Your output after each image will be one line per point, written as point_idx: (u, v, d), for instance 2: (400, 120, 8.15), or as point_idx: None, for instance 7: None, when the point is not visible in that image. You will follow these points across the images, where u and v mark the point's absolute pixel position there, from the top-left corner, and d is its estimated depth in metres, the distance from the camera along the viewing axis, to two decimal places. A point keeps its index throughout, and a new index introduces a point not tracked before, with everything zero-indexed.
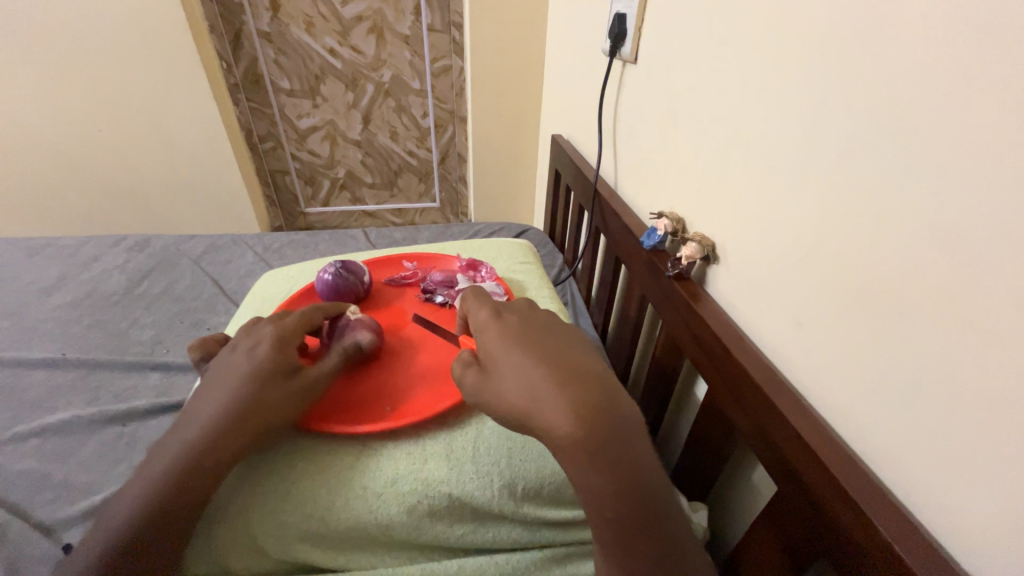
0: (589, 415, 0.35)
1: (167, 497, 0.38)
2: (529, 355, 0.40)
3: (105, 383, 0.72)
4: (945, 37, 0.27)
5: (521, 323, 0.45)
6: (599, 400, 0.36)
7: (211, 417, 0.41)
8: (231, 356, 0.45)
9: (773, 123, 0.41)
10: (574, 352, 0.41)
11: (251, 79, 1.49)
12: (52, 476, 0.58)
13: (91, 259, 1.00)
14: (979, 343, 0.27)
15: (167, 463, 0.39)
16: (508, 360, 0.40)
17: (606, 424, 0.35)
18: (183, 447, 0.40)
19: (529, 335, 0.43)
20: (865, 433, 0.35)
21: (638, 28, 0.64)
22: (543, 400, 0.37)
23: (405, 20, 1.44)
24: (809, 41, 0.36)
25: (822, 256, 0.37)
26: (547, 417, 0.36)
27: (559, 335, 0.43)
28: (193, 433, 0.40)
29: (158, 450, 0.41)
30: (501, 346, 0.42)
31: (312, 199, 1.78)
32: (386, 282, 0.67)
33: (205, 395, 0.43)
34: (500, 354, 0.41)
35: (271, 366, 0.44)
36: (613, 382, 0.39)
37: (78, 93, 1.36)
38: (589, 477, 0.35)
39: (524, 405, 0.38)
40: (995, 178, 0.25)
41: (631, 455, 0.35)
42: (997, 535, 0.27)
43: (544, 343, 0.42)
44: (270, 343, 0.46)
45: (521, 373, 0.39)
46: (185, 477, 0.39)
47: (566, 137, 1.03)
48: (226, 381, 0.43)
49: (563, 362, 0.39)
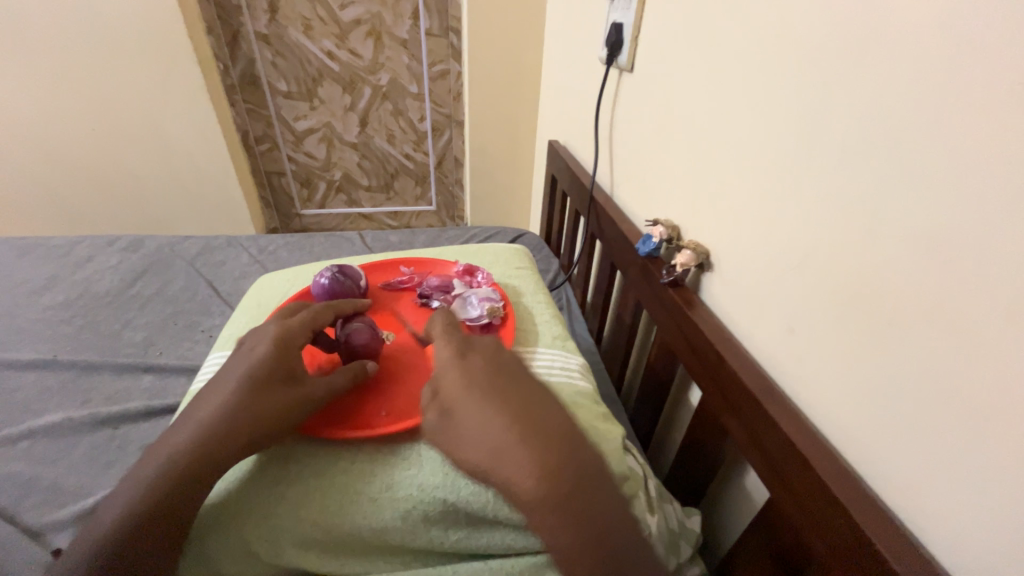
0: (555, 473, 0.33)
1: (153, 500, 0.37)
2: (494, 403, 0.36)
3: (94, 385, 0.71)
4: (937, 50, 0.27)
5: (487, 364, 0.40)
6: (566, 454, 0.34)
7: (206, 420, 0.40)
8: (238, 357, 0.45)
9: (771, 129, 0.41)
10: (543, 401, 0.38)
11: (248, 80, 1.49)
12: (41, 479, 0.57)
13: (83, 260, 0.99)
14: (968, 352, 0.27)
15: (158, 465, 0.39)
16: (470, 409, 0.37)
17: (575, 480, 0.34)
18: (176, 448, 0.39)
19: (494, 379, 0.39)
20: (856, 442, 0.35)
21: (635, 37, 0.64)
22: (507, 457, 0.34)
23: (403, 24, 1.44)
24: (804, 52, 0.37)
25: (815, 264, 0.37)
26: (511, 475, 0.33)
27: (526, 380, 0.40)
28: (186, 435, 0.40)
29: (150, 450, 0.40)
30: (463, 389, 0.38)
31: (308, 201, 1.78)
32: (382, 286, 0.65)
33: (204, 397, 0.43)
34: (462, 398, 0.38)
35: (268, 368, 0.43)
36: (577, 434, 0.37)
37: (72, 92, 1.35)
38: (555, 533, 0.33)
39: (485, 460, 0.35)
40: (987, 189, 0.25)
41: (598, 508, 0.33)
42: (988, 544, 0.27)
43: (510, 389, 0.38)
44: (270, 344, 0.45)
45: (484, 425, 0.35)
46: (182, 477, 0.38)
47: (563, 143, 1.04)
48: (225, 382, 0.43)
49: (528, 415, 0.36)
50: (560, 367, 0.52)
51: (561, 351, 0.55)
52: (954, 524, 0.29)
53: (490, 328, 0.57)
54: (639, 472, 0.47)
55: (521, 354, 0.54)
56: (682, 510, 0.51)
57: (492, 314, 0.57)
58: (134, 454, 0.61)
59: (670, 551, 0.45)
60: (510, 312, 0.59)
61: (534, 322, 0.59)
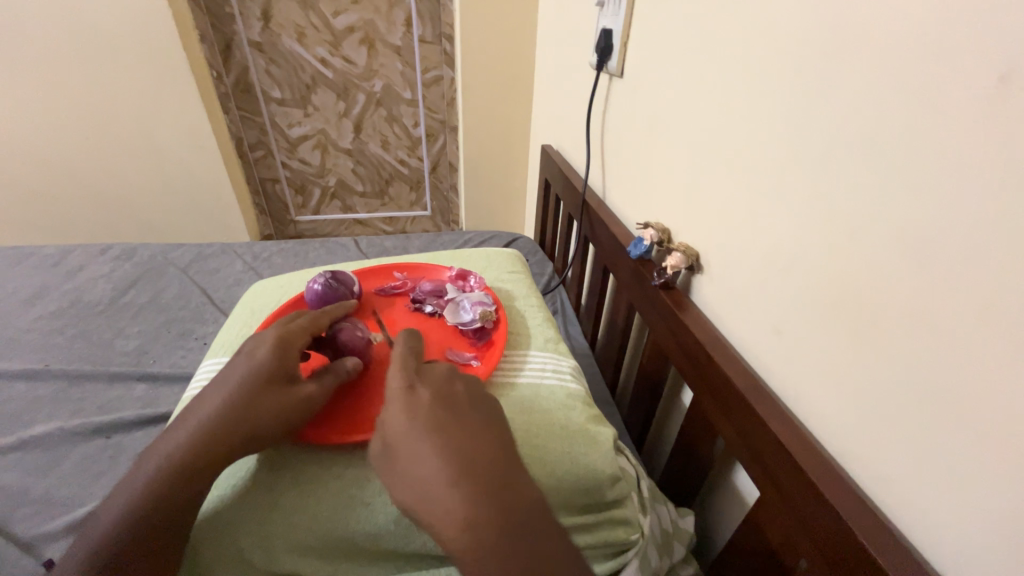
0: (487, 533, 0.31)
1: (150, 501, 0.38)
2: (435, 446, 0.33)
3: (87, 395, 0.70)
4: (914, 56, 0.28)
5: (436, 399, 0.37)
6: (504, 512, 0.32)
7: (203, 421, 0.41)
8: (235, 360, 0.45)
9: (758, 133, 0.42)
10: (491, 441, 0.35)
11: (242, 88, 1.49)
12: (33, 490, 0.57)
13: (76, 269, 0.99)
14: (949, 350, 0.28)
15: (155, 467, 0.39)
16: (409, 450, 0.34)
17: (509, 540, 0.31)
18: (173, 450, 0.40)
19: (440, 417, 0.35)
20: (844, 441, 0.35)
21: (625, 43, 0.65)
22: (442, 508, 0.31)
23: (396, 31, 1.45)
24: (788, 58, 0.38)
25: (802, 266, 0.38)
26: (442, 531, 0.31)
27: (477, 416, 0.37)
28: (183, 437, 0.40)
29: (148, 451, 0.41)
30: (403, 428, 0.35)
31: (302, 208, 1.77)
32: (375, 291, 0.65)
33: (202, 398, 0.43)
34: (402, 438, 0.35)
35: (266, 371, 0.43)
36: (522, 485, 0.34)
37: (64, 101, 1.35)
38: None
39: (420, 506, 0.32)
40: (965, 191, 0.26)
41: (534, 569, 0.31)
42: (972, 540, 0.27)
43: (456, 428, 0.35)
44: (270, 347, 0.45)
45: (420, 475, 0.33)
46: (181, 480, 0.39)
47: (556, 147, 1.04)
48: (222, 385, 0.43)
49: (469, 466, 0.33)
50: (551, 370, 0.52)
51: (553, 354, 0.55)
52: (938, 520, 0.29)
53: (482, 332, 0.57)
54: (630, 472, 0.47)
55: (514, 358, 0.54)
56: (675, 511, 0.51)
57: (484, 318, 0.57)
58: (127, 464, 0.60)
59: (663, 552, 0.46)
60: (502, 315, 0.59)
61: (526, 326, 0.60)
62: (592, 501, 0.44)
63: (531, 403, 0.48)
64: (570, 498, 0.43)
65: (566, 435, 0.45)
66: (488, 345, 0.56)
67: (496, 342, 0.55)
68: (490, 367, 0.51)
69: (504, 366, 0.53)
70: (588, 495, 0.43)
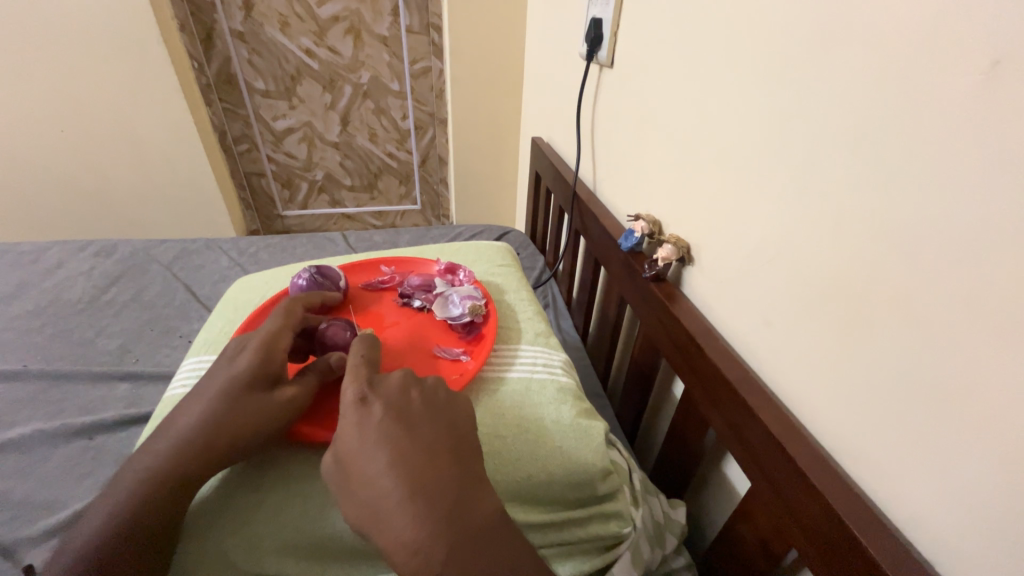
0: (436, 546, 0.32)
1: (134, 509, 0.37)
2: (390, 466, 0.34)
3: (68, 396, 0.68)
4: (904, 43, 0.28)
5: (389, 413, 0.37)
6: (452, 524, 0.33)
7: (185, 429, 0.40)
8: (217, 367, 0.44)
9: (749, 122, 0.41)
10: (445, 456, 0.36)
11: (224, 79, 1.46)
12: (12, 494, 0.55)
13: (55, 266, 0.96)
14: (938, 340, 0.28)
15: (139, 475, 0.39)
16: (363, 469, 0.35)
17: (458, 549, 0.33)
18: (156, 457, 0.39)
19: (393, 435, 0.36)
20: (833, 431, 0.35)
21: (614, 33, 0.64)
22: (396, 528, 0.33)
23: (383, 21, 1.43)
24: (779, 45, 0.37)
25: (792, 257, 0.38)
26: (393, 543, 0.33)
27: (431, 429, 0.37)
28: (166, 444, 0.40)
29: (132, 459, 0.41)
30: (357, 448, 0.36)
31: (289, 202, 1.75)
32: (362, 286, 0.64)
33: (186, 406, 0.42)
34: (357, 457, 0.35)
35: (247, 377, 0.42)
36: (472, 495, 0.35)
37: (38, 93, 1.30)
38: None
39: (375, 525, 0.34)
40: (953, 180, 0.26)
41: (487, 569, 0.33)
42: (958, 526, 0.28)
43: (409, 443, 0.36)
44: (252, 353, 0.44)
45: (374, 491, 0.34)
46: (163, 488, 0.38)
47: (546, 139, 1.03)
48: (206, 392, 0.43)
49: (420, 481, 0.34)
50: (542, 364, 0.52)
51: (543, 348, 0.55)
52: (926, 507, 0.29)
53: (471, 326, 0.56)
54: (622, 465, 0.47)
55: (504, 352, 0.54)
56: (667, 502, 0.51)
57: (474, 312, 0.56)
58: (110, 465, 0.59)
59: (655, 544, 0.46)
60: (492, 309, 0.59)
61: (516, 320, 0.59)
62: (584, 495, 0.43)
63: (522, 399, 0.48)
64: (557, 494, 0.43)
65: (557, 430, 0.45)
66: (478, 339, 0.55)
67: (486, 336, 0.55)
68: (480, 361, 0.51)
69: (493, 360, 0.53)
70: (579, 490, 0.43)
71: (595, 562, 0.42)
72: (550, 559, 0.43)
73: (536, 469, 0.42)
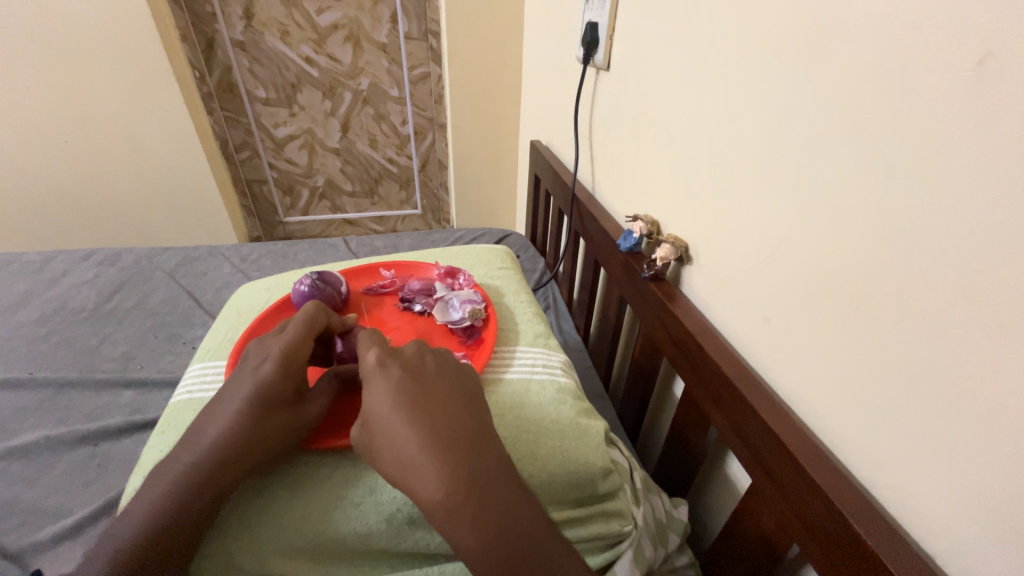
0: (461, 485, 0.33)
1: (165, 521, 0.38)
2: (410, 417, 0.35)
3: (73, 402, 0.69)
4: (894, 41, 0.28)
5: (408, 373, 0.39)
6: (477, 465, 0.34)
7: (214, 439, 0.40)
8: (241, 373, 0.44)
9: (745, 121, 0.41)
10: (463, 411, 0.37)
11: (225, 88, 1.47)
12: (20, 501, 0.56)
13: (60, 275, 0.97)
14: (931, 333, 0.28)
15: (171, 482, 0.39)
16: (383, 422, 0.36)
17: (483, 486, 0.34)
18: (186, 467, 0.40)
19: (412, 390, 0.37)
20: (832, 427, 0.35)
21: (610, 37, 0.64)
22: (420, 473, 0.33)
23: (382, 28, 1.44)
24: (774, 45, 0.37)
25: (789, 257, 0.38)
26: (418, 486, 0.33)
27: (447, 388, 0.39)
28: (195, 454, 0.40)
29: (160, 469, 0.41)
30: (377, 403, 0.37)
31: (291, 209, 1.76)
32: (364, 291, 0.65)
33: (211, 414, 0.43)
34: (378, 412, 0.36)
35: (272, 389, 0.42)
36: (491, 441, 0.37)
37: (41, 104, 1.32)
38: (464, 533, 0.33)
39: (398, 474, 0.34)
40: (947, 175, 0.26)
41: (509, 502, 0.34)
42: (954, 518, 0.28)
43: (428, 398, 0.37)
44: (274, 361, 0.44)
45: (396, 441, 0.35)
46: (192, 500, 0.38)
47: (544, 142, 1.04)
48: (231, 400, 0.42)
49: (444, 428, 0.35)
50: (542, 366, 0.52)
51: (543, 349, 0.55)
52: (927, 501, 0.29)
53: (472, 330, 0.56)
54: (623, 464, 0.48)
55: (503, 354, 0.54)
56: (669, 501, 0.51)
57: (473, 316, 0.57)
58: (116, 471, 0.60)
59: (657, 542, 0.46)
60: (492, 312, 0.59)
61: (516, 322, 0.60)
62: (584, 494, 0.44)
63: (521, 398, 0.48)
64: (562, 492, 0.43)
65: (557, 429, 0.45)
66: (478, 343, 0.56)
67: (485, 340, 0.55)
68: (481, 365, 0.51)
69: (494, 362, 0.53)
70: (591, 486, 0.43)
71: (597, 560, 0.43)
72: (583, 553, 0.43)
73: (556, 450, 0.44)
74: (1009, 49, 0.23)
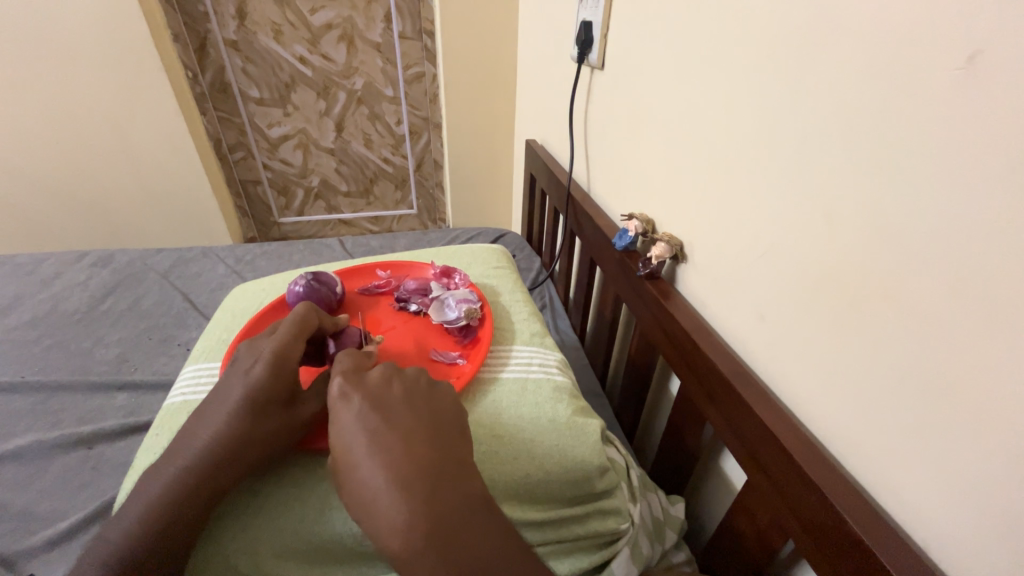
0: (424, 526, 0.33)
1: (159, 523, 0.38)
2: (371, 453, 0.36)
3: (66, 406, 0.69)
4: (887, 41, 0.28)
5: (370, 404, 0.38)
6: (439, 501, 0.34)
7: (206, 443, 0.40)
8: (232, 375, 0.44)
9: (738, 120, 0.42)
10: (424, 441, 0.37)
11: (218, 88, 1.46)
12: (13, 505, 0.56)
13: (51, 277, 0.96)
14: (922, 329, 0.28)
15: (165, 485, 0.39)
16: (348, 458, 0.36)
17: (448, 523, 0.34)
18: (179, 470, 0.40)
19: (372, 423, 0.37)
20: (826, 423, 0.36)
21: (604, 36, 0.64)
22: (380, 512, 0.34)
23: (376, 27, 1.43)
24: (766, 45, 0.37)
25: (782, 256, 0.38)
26: (383, 525, 0.34)
27: (411, 417, 0.38)
28: (188, 457, 0.40)
29: (154, 471, 0.41)
30: (341, 438, 0.37)
31: (286, 209, 1.75)
32: (359, 291, 0.65)
33: (204, 417, 0.42)
34: (342, 448, 0.37)
35: (264, 392, 0.42)
36: (459, 472, 0.36)
37: (32, 104, 1.30)
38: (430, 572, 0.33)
39: (362, 511, 0.35)
40: (939, 173, 0.26)
41: (474, 538, 0.34)
42: (947, 513, 0.28)
43: (389, 431, 0.37)
44: (264, 363, 0.44)
45: (361, 477, 0.35)
46: (184, 502, 0.38)
47: (540, 141, 1.04)
48: (223, 403, 0.42)
49: (404, 463, 0.35)
50: (538, 364, 0.52)
51: (539, 348, 0.55)
52: (920, 495, 0.30)
53: (468, 329, 0.56)
54: (620, 462, 0.48)
55: (499, 353, 0.54)
56: (666, 498, 0.52)
57: (469, 316, 0.57)
58: (111, 474, 0.59)
59: (654, 539, 0.46)
60: (488, 312, 0.59)
61: (512, 321, 0.60)
62: (580, 493, 0.44)
63: (518, 398, 0.48)
64: (556, 492, 0.43)
65: (553, 428, 0.45)
66: (474, 343, 0.56)
67: (482, 339, 0.55)
68: (477, 365, 0.51)
69: (490, 362, 0.53)
70: (585, 486, 0.44)
71: (590, 559, 0.43)
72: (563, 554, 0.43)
73: (547, 455, 0.43)
74: (997, 49, 0.23)
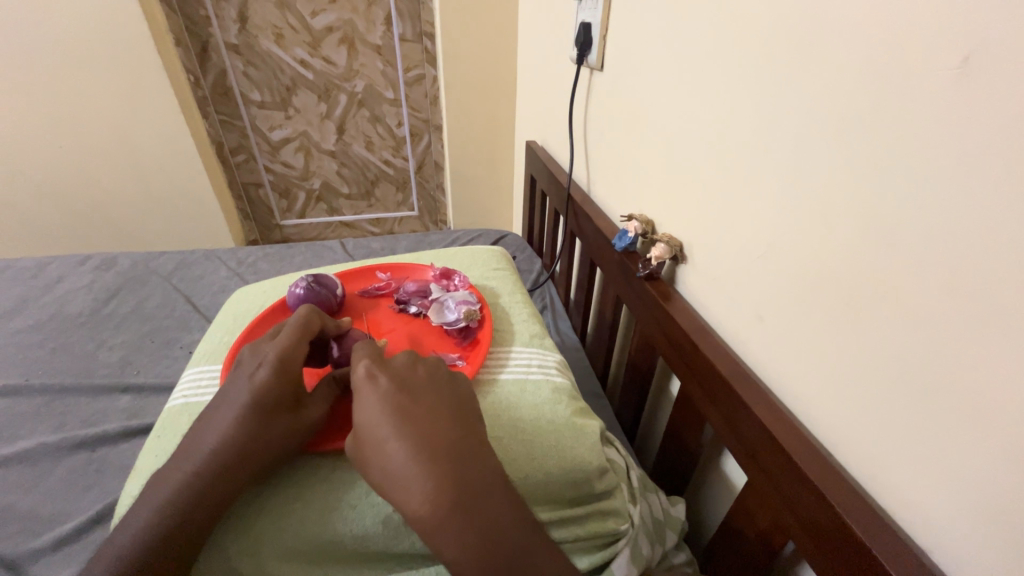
0: (449, 498, 0.33)
1: (167, 528, 0.38)
2: (397, 429, 0.36)
3: (70, 409, 0.69)
4: (882, 43, 0.28)
5: (397, 385, 0.39)
6: (464, 476, 0.35)
7: (213, 448, 0.40)
8: (238, 379, 0.44)
9: (736, 121, 0.42)
10: (449, 421, 0.37)
11: (220, 91, 1.47)
12: (18, 507, 0.56)
13: (55, 281, 0.96)
14: (923, 332, 0.28)
15: (172, 490, 0.39)
16: (373, 433, 0.36)
17: (470, 496, 0.34)
18: (188, 475, 0.40)
19: (399, 401, 0.37)
20: (826, 424, 0.36)
21: (603, 37, 0.64)
22: (407, 485, 0.34)
23: (376, 30, 1.44)
24: (764, 44, 0.37)
25: (781, 256, 0.38)
26: (407, 497, 0.34)
27: (435, 398, 0.39)
28: (195, 463, 0.40)
29: (160, 477, 0.41)
30: (367, 413, 0.37)
31: (288, 212, 1.76)
32: (359, 293, 0.65)
33: (210, 421, 0.42)
34: (368, 424, 0.37)
35: (269, 398, 0.42)
36: (480, 450, 0.37)
37: (36, 109, 1.31)
38: (452, 545, 0.33)
39: (386, 484, 0.35)
40: (937, 173, 0.26)
41: (494, 513, 0.35)
42: (948, 514, 0.28)
43: (415, 410, 0.37)
44: (268, 367, 0.43)
45: (386, 452, 0.35)
46: (193, 507, 0.38)
47: (540, 142, 1.04)
48: (229, 407, 0.42)
49: (431, 439, 0.35)
50: (537, 366, 0.52)
51: (538, 349, 0.55)
52: (919, 496, 0.30)
53: (467, 331, 0.57)
54: (620, 463, 0.48)
55: (499, 354, 0.54)
56: (667, 499, 0.52)
57: (469, 317, 0.57)
58: (114, 476, 0.60)
59: (654, 539, 0.46)
60: (487, 314, 0.59)
61: (512, 322, 0.60)
62: (581, 493, 0.44)
63: (517, 398, 0.48)
64: (555, 490, 0.43)
65: (554, 427, 0.45)
66: (474, 344, 0.56)
67: (481, 341, 0.55)
68: (476, 366, 0.51)
69: (489, 363, 0.53)
70: (588, 486, 0.44)
71: (593, 558, 0.43)
72: (572, 553, 0.43)
73: (558, 449, 0.44)
74: (990, 50, 0.23)
